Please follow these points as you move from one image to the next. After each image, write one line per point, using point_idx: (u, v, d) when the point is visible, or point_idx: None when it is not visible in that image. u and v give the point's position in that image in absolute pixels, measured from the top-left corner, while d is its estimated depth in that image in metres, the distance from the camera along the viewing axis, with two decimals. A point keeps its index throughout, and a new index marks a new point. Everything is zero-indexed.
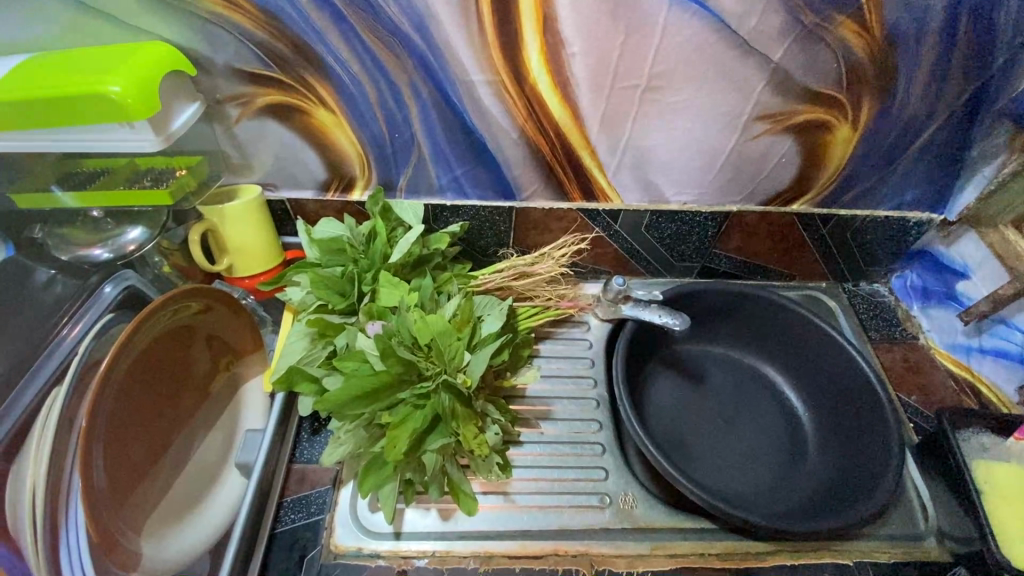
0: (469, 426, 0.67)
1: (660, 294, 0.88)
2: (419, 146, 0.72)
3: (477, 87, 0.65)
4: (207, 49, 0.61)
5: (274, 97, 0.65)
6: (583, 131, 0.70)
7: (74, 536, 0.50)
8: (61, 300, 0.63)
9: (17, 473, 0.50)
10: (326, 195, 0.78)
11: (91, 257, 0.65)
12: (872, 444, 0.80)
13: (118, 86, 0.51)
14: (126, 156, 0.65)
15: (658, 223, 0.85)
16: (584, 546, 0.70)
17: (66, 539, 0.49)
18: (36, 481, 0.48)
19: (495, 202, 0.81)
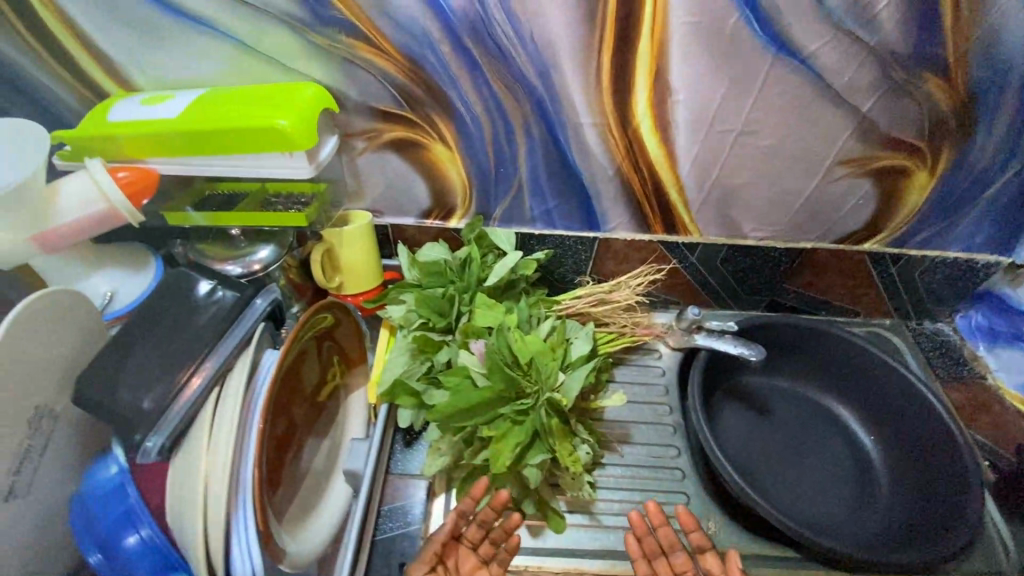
0: (563, 444, 0.71)
1: (735, 325, 0.91)
2: (521, 179, 0.78)
3: (584, 128, 0.70)
4: (348, 88, 0.67)
5: (398, 132, 0.72)
6: (675, 169, 0.75)
7: (244, 526, 0.52)
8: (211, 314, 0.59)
9: (184, 465, 0.52)
10: (426, 221, 0.85)
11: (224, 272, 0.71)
12: (947, 482, 0.82)
13: (286, 120, 0.58)
14: (259, 182, 0.72)
15: (733, 257, 0.89)
16: None
17: (238, 528, 0.52)
18: (214, 472, 0.51)
19: (581, 231, 0.86)
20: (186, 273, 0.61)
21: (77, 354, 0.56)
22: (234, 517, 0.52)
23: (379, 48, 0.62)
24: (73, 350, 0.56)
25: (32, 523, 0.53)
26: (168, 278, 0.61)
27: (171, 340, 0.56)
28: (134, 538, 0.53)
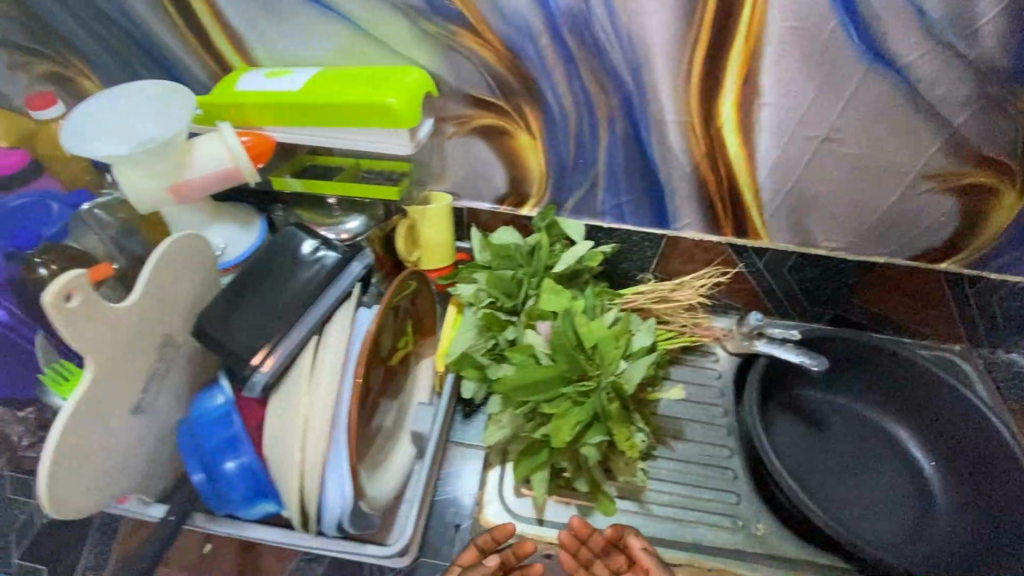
0: (621, 429, 0.73)
1: (799, 333, 0.91)
2: (598, 172, 0.81)
3: (667, 125, 0.73)
4: (448, 74, 0.71)
5: (488, 119, 0.76)
6: (752, 172, 0.77)
7: (337, 461, 0.56)
8: (312, 271, 0.63)
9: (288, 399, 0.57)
10: (500, 207, 0.89)
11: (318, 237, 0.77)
12: None
13: (394, 98, 0.63)
14: (353, 158, 0.80)
15: (802, 266, 0.89)
16: (720, 564, 0.73)
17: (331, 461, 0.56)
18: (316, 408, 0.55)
19: (650, 228, 0.88)
20: (291, 232, 0.66)
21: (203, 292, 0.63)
22: (331, 454, 0.56)
23: (483, 37, 0.67)
24: (201, 288, 0.63)
25: (153, 438, 0.61)
26: (279, 237, 0.66)
27: (275, 291, 0.62)
28: (233, 462, 0.58)
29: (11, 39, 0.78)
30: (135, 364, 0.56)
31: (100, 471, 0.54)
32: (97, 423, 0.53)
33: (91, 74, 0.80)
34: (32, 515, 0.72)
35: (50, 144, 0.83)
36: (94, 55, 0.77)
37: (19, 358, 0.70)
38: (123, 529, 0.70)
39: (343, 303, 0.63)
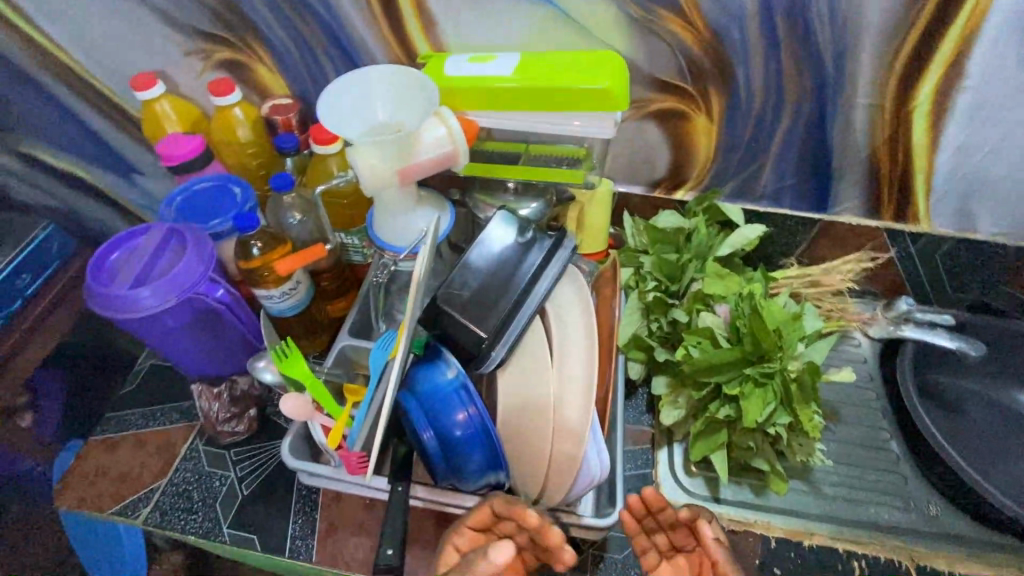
0: (803, 410, 0.73)
1: (951, 317, 0.92)
2: (768, 156, 0.82)
3: (857, 109, 0.74)
4: (643, 60, 0.73)
5: (669, 103, 0.77)
6: (931, 156, 0.78)
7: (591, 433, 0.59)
8: (530, 253, 0.66)
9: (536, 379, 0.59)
10: (652, 192, 0.90)
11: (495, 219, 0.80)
12: None
13: (608, 81, 0.65)
14: (523, 142, 0.79)
15: (956, 251, 0.89)
16: (901, 542, 0.74)
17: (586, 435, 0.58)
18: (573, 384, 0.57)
19: (806, 212, 0.89)
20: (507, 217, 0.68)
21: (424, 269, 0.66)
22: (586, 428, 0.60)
23: (690, 22, 0.68)
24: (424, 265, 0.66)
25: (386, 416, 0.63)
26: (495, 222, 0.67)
27: (499, 274, 0.64)
28: (461, 417, 0.59)
29: (199, 24, 0.80)
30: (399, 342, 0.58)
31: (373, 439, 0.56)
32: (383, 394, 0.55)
33: (271, 61, 0.82)
34: (234, 486, 0.75)
35: (222, 131, 0.85)
36: (282, 40, 0.79)
37: (220, 332, 0.73)
38: (324, 501, 0.73)
39: (560, 281, 0.66)
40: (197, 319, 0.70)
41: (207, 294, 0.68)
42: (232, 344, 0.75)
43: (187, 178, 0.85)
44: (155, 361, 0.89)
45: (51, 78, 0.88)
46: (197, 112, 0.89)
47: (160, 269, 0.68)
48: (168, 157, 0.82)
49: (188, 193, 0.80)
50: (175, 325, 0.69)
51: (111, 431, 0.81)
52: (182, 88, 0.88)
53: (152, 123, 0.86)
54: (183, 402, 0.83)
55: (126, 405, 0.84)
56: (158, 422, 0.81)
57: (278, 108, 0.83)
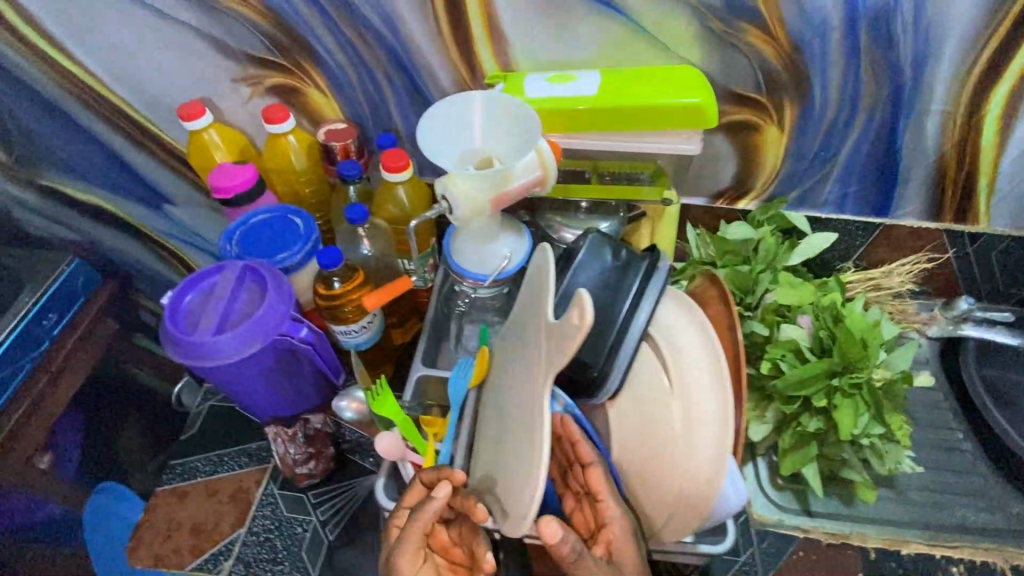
0: (893, 418, 0.74)
1: (1011, 313, 0.93)
2: (835, 164, 0.81)
3: (930, 116, 0.74)
4: (718, 73, 0.72)
5: (742, 115, 0.76)
6: (998, 158, 0.78)
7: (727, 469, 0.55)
8: (629, 276, 0.62)
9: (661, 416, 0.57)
10: (714, 203, 0.89)
11: (561, 237, 0.79)
12: None
13: (699, 98, 0.64)
14: (592, 161, 0.75)
15: (1014, 249, 0.89)
16: (996, 543, 0.75)
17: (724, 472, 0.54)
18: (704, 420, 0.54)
19: (867, 217, 0.89)
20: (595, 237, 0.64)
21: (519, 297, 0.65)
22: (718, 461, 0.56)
23: (771, 35, 0.67)
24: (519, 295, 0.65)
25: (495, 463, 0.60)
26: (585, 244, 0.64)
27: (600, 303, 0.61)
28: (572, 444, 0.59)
29: (251, 50, 0.77)
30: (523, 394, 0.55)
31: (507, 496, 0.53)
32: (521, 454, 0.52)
33: (325, 85, 0.79)
34: (318, 532, 0.72)
35: (277, 160, 0.82)
36: (340, 64, 0.76)
37: (296, 371, 0.71)
38: None
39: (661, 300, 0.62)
40: (277, 360, 0.68)
41: (290, 335, 0.66)
42: (306, 383, 0.73)
43: (241, 211, 0.81)
44: (214, 403, 0.85)
45: (84, 110, 0.84)
46: (244, 140, 0.85)
47: (240, 312, 0.66)
48: (223, 190, 0.78)
49: (248, 226, 0.77)
50: (257, 368, 0.66)
51: (179, 480, 0.78)
52: (228, 116, 0.85)
53: (200, 154, 0.82)
54: (250, 445, 0.80)
55: (189, 452, 0.81)
56: (228, 468, 0.78)
57: (334, 134, 0.79)
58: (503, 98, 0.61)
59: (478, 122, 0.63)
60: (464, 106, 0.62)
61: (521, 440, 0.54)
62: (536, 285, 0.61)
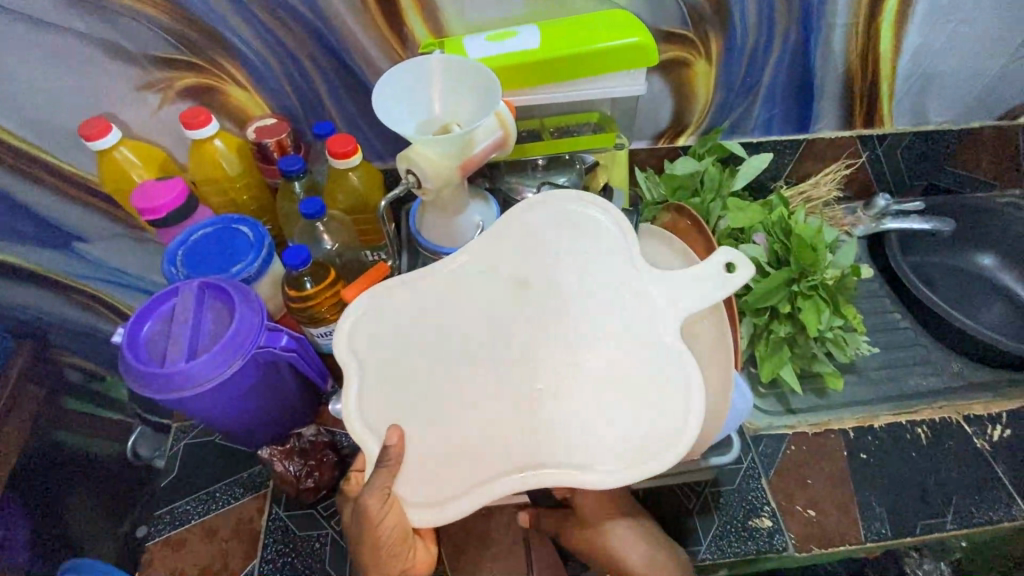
0: (849, 308, 0.81)
1: (918, 201, 1.04)
2: (759, 89, 0.87)
3: (836, 29, 0.80)
4: (647, 13, 0.74)
5: (673, 53, 0.80)
6: (894, 62, 0.86)
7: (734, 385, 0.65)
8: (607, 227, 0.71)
9: None
10: (656, 143, 0.93)
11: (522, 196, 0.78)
12: None
13: (638, 37, 0.65)
14: (538, 119, 0.78)
15: (915, 144, 1.00)
16: (946, 400, 0.85)
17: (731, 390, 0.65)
18: None
19: (792, 135, 0.95)
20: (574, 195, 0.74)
21: (497, 266, 0.64)
22: None
23: None
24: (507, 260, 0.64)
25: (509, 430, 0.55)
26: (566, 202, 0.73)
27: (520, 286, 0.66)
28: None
29: (158, 50, 0.70)
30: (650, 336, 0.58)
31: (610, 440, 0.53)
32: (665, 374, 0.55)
33: (247, 79, 0.73)
34: (338, 539, 0.69)
35: (206, 169, 0.75)
36: (261, 53, 0.71)
37: (282, 383, 0.67)
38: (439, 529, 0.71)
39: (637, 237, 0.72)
40: (261, 376, 0.63)
41: (271, 345, 0.61)
42: (294, 392, 0.69)
43: (175, 231, 0.74)
44: (190, 441, 0.79)
45: None
46: (162, 154, 0.77)
47: (207, 332, 0.60)
48: (152, 211, 0.70)
49: (191, 245, 0.70)
50: (241, 389, 0.61)
51: (169, 529, 0.72)
52: (139, 130, 0.76)
53: (116, 177, 0.74)
54: (242, 473, 0.75)
55: (173, 496, 0.74)
56: (221, 503, 0.73)
57: (266, 130, 0.74)
58: (460, 59, 0.59)
59: (438, 88, 0.62)
60: (417, 72, 0.61)
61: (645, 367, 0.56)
62: (579, 241, 0.64)
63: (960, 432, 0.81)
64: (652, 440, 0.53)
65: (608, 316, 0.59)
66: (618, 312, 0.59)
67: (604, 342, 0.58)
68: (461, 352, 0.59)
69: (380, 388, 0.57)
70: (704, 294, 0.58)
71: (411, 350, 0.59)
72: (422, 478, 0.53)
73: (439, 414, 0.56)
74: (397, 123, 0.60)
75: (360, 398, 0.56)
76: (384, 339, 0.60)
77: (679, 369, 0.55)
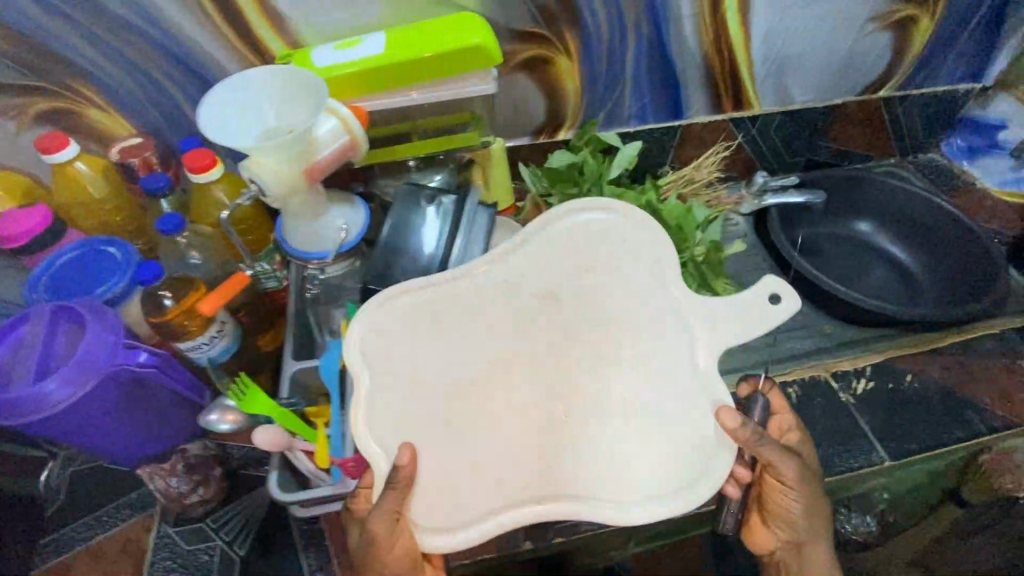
0: (717, 282, 0.87)
1: (794, 178, 1.11)
2: (626, 80, 0.91)
3: (684, 19, 0.85)
4: (497, 14, 0.78)
5: (532, 50, 0.83)
6: (748, 47, 0.92)
7: None
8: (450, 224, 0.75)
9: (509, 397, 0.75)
10: (538, 139, 0.96)
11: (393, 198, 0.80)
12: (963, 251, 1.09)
13: (479, 38, 0.67)
14: (410, 121, 0.78)
15: (785, 123, 1.06)
16: (819, 360, 0.90)
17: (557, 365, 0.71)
18: None
19: (668, 122, 1.00)
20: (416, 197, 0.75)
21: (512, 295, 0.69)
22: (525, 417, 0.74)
23: None
24: (542, 278, 0.70)
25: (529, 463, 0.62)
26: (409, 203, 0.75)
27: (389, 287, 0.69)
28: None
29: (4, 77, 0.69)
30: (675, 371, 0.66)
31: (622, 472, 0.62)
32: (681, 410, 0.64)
33: (104, 99, 0.73)
34: (225, 551, 0.71)
35: (69, 193, 0.74)
36: (115, 73, 0.71)
37: (153, 402, 0.67)
38: (326, 523, 0.73)
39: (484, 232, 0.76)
40: (124, 395, 0.63)
41: (126, 363, 0.62)
42: (171, 409, 0.69)
43: (40, 257, 0.73)
44: (78, 468, 0.78)
45: None
46: (25, 180, 0.76)
47: (59, 354, 0.61)
48: (11, 238, 0.69)
49: (54, 270, 0.70)
50: (94, 411, 0.61)
51: (53, 557, 0.71)
52: None
53: None
54: (131, 494, 0.75)
55: (59, 525, 0.74)
56: (108, 526, 0.73)
57: (130, 150, 0.74)
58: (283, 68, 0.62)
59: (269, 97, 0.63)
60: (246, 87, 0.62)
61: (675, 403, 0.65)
62: (612, 274, 0.70)
63: (829, 390, 0.86)
64: (659, 492, 0.61)
65: (644, 346, 0.68)
66: (655, 346, 0.68)
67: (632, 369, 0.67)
68: (502, 383, 0.67)
69: (387, 411, 0.61)
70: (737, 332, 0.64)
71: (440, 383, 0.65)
72: (437, 501, 0.59)
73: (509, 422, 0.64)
74: (231, 133, 0.60)
75: (373, 423, 0.60)
76: (397, 363, 0.64)
77: (703, 422, 0.63)
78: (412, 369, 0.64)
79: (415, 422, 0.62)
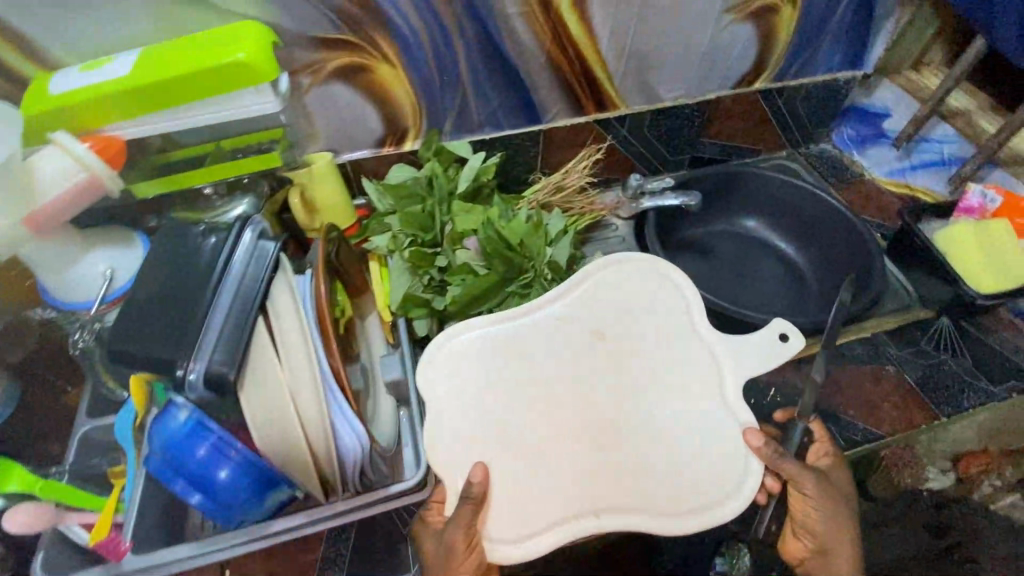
0: None
1: (671, 179, 1.04)
2: (464, 85, 0.84)
3: (513, 17, 0.78)
4: (289, 20, 0.70)
5: (343, 59, 0.75)
6: (595, 43, 0.85)
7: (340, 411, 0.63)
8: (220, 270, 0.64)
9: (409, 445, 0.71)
10: (382, 150, 0.87)
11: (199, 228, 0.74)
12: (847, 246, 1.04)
13: (244, 52, 0.60)
14: (213, 141, 0.71)
15: (657, 121, 1.00)
16: None
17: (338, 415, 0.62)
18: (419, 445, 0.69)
19: (526, 127, 0.93)
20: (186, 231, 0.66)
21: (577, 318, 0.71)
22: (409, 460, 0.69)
23: None
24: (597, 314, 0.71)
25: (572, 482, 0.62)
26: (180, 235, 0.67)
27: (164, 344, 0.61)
28: (230, 466, 0.59)
29: None
30: (694, 391, 0.67)
31: (676, 484, 0.63)
32: (711, 430, 0.65)
33: None
34: None
35: None
36: None
37: None
38: None
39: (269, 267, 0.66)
40: None
41: None
42: None
43: None
44: None
45: None
46: None
47: None
48: None
49: None
50: None
51: None
52: None
53: None
54: None
55: None
56: None
57: None
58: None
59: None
60: None
61: (703, 424, 0.66)
62: (653, 305, 0.72)
63: None
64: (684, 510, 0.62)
65: (680, 374, 0.68)
66: (693, 373, 0.68)
67: (676, 393, 0.67)
68: (566, 404, 0.66)
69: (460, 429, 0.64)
70: (762, 360, 0.68)
71: (517, 403, 0.66)
72: (503, 518, 0.60)
73: (542, 453, 0.63)
74: None
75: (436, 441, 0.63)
76: (468, 382, 0.67)
77: (730, 448, 0.64)
78: (494, 392, 0.66)
79: (452, 451, 0.63)
